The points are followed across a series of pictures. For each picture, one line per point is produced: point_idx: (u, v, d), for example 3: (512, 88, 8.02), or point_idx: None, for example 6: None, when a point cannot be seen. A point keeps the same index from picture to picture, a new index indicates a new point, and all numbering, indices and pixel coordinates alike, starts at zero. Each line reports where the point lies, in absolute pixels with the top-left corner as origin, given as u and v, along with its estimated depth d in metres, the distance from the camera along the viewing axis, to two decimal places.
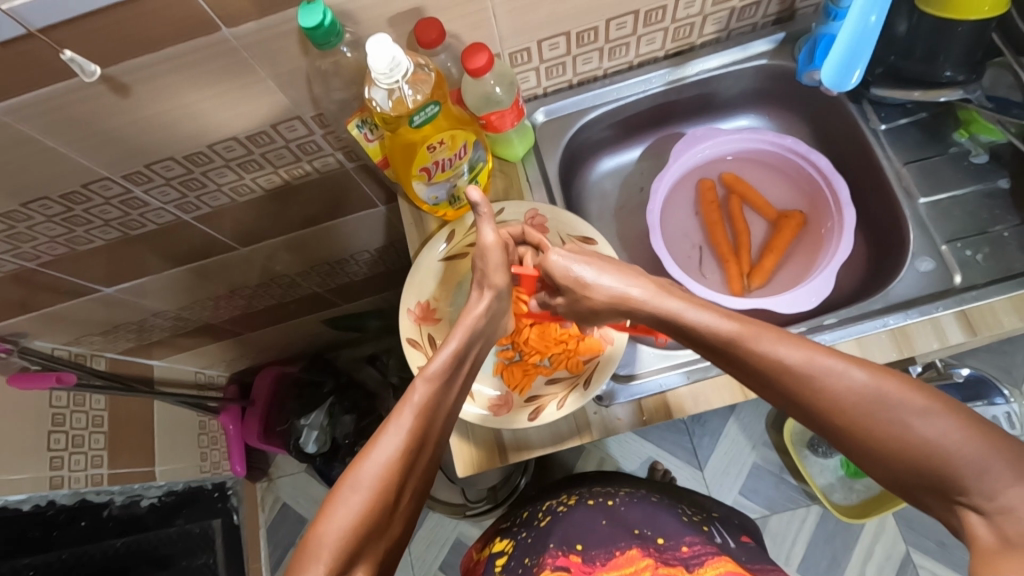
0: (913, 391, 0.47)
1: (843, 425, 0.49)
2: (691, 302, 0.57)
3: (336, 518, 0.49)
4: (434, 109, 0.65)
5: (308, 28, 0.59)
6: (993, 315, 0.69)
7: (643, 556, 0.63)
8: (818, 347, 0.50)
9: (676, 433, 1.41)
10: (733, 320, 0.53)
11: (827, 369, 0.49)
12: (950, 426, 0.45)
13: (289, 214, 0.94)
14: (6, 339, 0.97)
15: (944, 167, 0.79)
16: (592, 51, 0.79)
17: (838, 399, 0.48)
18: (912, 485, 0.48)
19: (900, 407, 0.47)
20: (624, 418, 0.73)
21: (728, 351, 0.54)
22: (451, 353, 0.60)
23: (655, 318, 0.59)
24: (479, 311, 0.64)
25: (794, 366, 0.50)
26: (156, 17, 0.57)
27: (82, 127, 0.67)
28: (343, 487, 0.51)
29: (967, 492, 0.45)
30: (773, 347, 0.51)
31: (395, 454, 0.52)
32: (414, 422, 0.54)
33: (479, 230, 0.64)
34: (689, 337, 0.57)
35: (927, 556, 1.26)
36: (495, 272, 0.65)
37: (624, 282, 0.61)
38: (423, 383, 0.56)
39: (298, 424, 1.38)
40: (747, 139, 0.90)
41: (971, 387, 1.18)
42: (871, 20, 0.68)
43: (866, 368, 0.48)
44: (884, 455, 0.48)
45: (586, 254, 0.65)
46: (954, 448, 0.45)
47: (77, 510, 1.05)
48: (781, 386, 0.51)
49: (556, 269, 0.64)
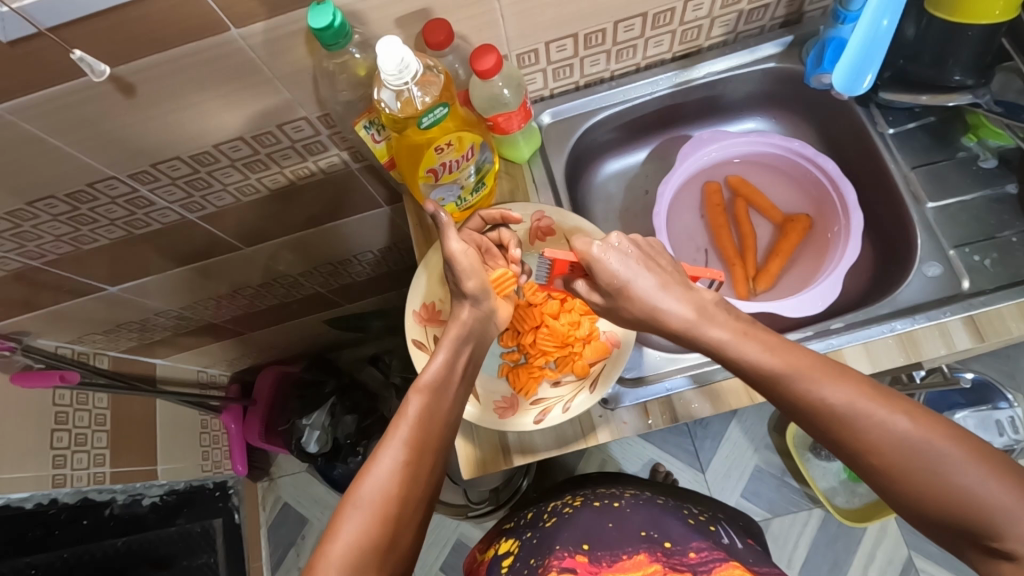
0: (955, 441, 0.47)
1: (882, 469, 0.49)
2: (736, 331, 0.55)
3: (341, 535, 0.51)
4: (442, 111, 0.65)
5: (318, 29, 0.58)
6: (1001, 321, 0.69)
7: (651, 561, 0.62)
8: (863, 389, 0.50)
9: (678, 435, 1.41)
10: (776, 355, 0.53)
11: (870, 413, 0.49)
12: (988, 477, 0.45)
13: (293, 214, 0.94)
14: (10, 337, 0.96)
15: (952, 172, 0.79)
16: (599, 53, 0.79)
17: (877, 444, 0.48)
18: (943, 531, 0.48)
19: (940, 455, 0.47)
20: (630, 422, 0.73)
21: (770, 385, 0.53)
22: (440, 363, 0.61)
23: (699, 347, 0.57)
24: (463, 317, 0.65)
25: (837, 409, 0.50)
26: (164, 18, 0.57)
27: (88, 127, 0.67)
28: (347, 504, 0.53)
29: (999, 537, 0.45)
30: (817, 387, 0.50)
31: (394, 468, 0.54)
32: (409, 433, 0.56)
33: (445, 239, 0.64)
34: (731, 366, 0.56)
35: (928, 561, 1.26)
36: (466, 280, 0.65)
37: (670, 299, 0.57)
38: (415, 396, 0.59)
39: (300, 423, 1.37)
40: (755, 143, 0.89)
41: (975, 391, 1.19)
42: (883, 24, 0.68)
43: (910, 416, 0.48)
44: (920, 501, 0.48)
45: (634, 252, 0.59)
46: (992, 499, 0.45)
47: (79, 509, 1.05)
48: (822, 425, 0.51)
49: (604, 270, 0.59)
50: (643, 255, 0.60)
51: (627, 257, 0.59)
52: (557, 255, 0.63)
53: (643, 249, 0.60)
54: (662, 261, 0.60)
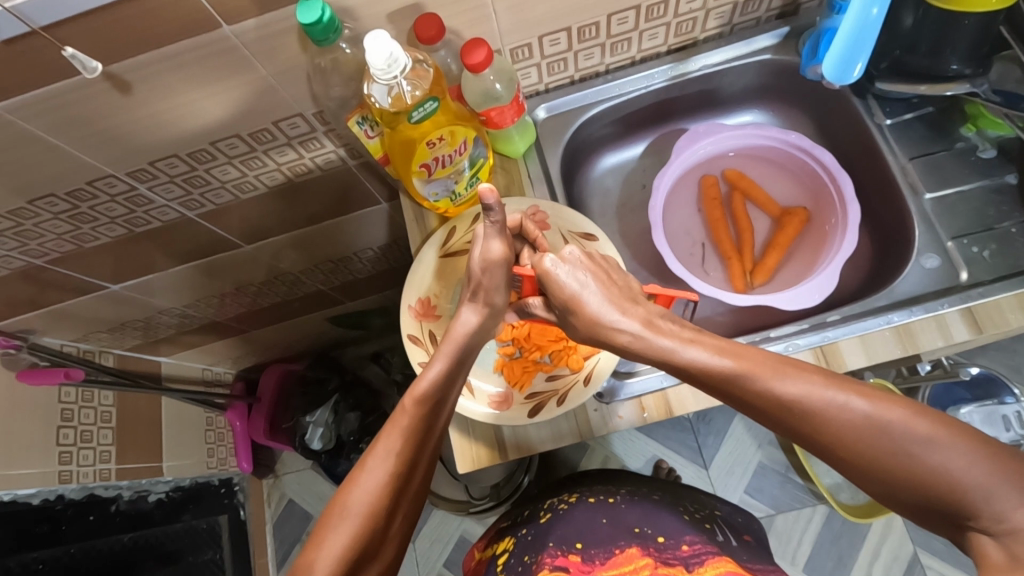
0: (916, 417, 0.47)
1: (850, 457, 0.49)
2: (683, 339, 0.55)
3: (327, 546, 0.52)
4: (433, 105, 0.66)
5: (307, 24, 0.59)
6: (998, 312, 0.68)
7: (642, 555, 0.62)
8: (815, 378, 0.50)
9: (681, 431, 1.40)
10: (727, 356, 0.53)
11: (826, 401, 0.49)
12: (954, 450, 0.45)
13: (293, 211, 0.95)
14: (16, 335, 0.98)
15: (951, 163, 0.78)
16: (593, 47, 0.79)
17: (839, 430, 0.49)
18: (923, 512, 0.48)
19: (903, 433, 0.47)
20: (625, 415, 0.73)
21: (726, 387, 0.53)
22: (438, 374, 0.60)
23: (645, 359, 0.57)
24: (469, 324, 0.64)
25: (793, 401, 0.50)
26: (156, 15, 0.57)
27: (85, 125, 0.68)
28: (334, 513, 0.54)
29: (977, 515, 0.45)
30: (771, 382, 0.51)
31: (381, 481, 0.55)
32: (401, 445, 0.57)
33: (485, 240, 0.63)
34: (681, 374, 0.55)
35: (935, 557, 1.25)
36: (496, 292, 0.65)
37: (613, 313, 0.58)
38: (412, 405, 0.58)
39: (303, 421, 1.39)
40: (751, 135, 0.89)
41: (980, 385, 1.16)
42: (873, 12, 0.67)
43: (866, 398, 0.48)
44: (896, 484, 0.48)
45: (584, 264, 0.61)
46: (962, 476, 0.45)
47: (86, 504, 1.05)
48: (782, 419, 0.51)
49: (555, 282, 0.60)
50: (595, 265, 0.62)
51: (577, 267, 0.61)
52: (522, 272, 0.66)
53: (594, 261, 0.62)
54: (616, 274, 0.63)
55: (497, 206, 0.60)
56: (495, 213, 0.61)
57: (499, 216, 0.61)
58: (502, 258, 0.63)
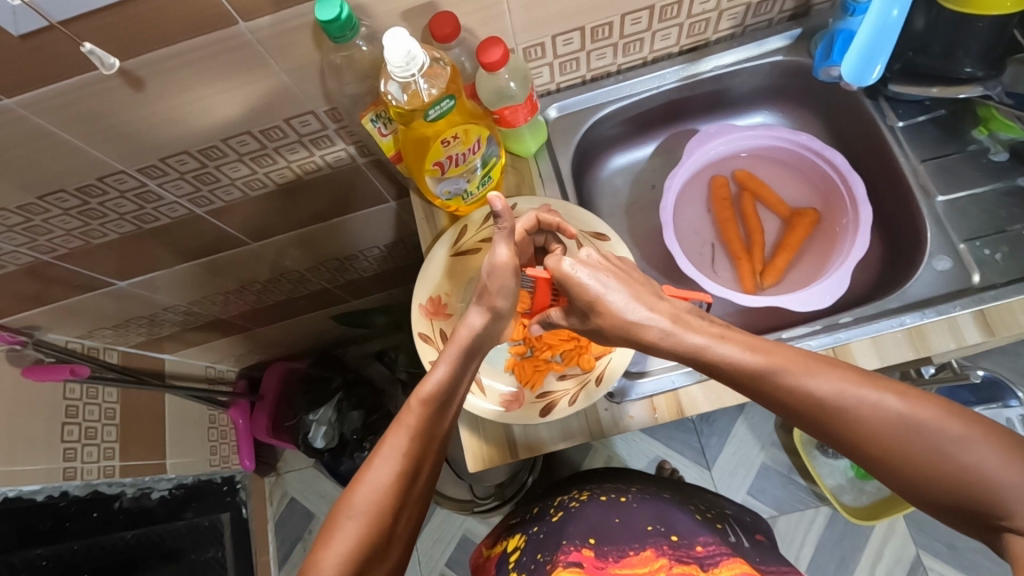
0: (949, 418, 0.47)
1: (883, 456, 0.49)
2: (713, 335, 0.55)
3: (334, 544, 0.52)
4: (449, 104, 0.66)
5: (324, 21, 0.59)
6: (1011, 314, 0.68)
7: (658, 556, 0.62)
8: (849, 376, 0.50)
9: (684, 432, 1.40)
10: (757, 353, 0.53)
11: (861, 398, 0.49)
12: (987, 448, 0.46)
13: (302, 209, 0.95)
14: (22, 331, 0.98)
15: (963, 165, 0.79)
16: (605, 47, 0.79)
17: (873, 429, 0.49)
18: (948, 512, 0.48)
19: (936, 432, 0.47)
20: (636, 415, 0.73)
21: (756, 384, 0.53)
22: (443, 376, 0.60)
23: (673, 355, 0.56)
24: (475, 325, 0.63)
25: (825, 397, 0.50)
26: (173, 10, 0.57)
27: (98, 120, 0.68)
28: (341, 512, 0.54)
29: (1010, 516, 0.44)
30: (804, 379, 0.51)
31: (388, 479, 0.55)
32: (407, 444, 0.57)
33: (495, 246, 0.62)
34: (712, 370, 0.55)
35: (937, 559, 1.25)
36: (497, 296, 0.63)
37: (641, 310, 0.57)
38: (418, 406, 0.58)
39: (306, 419, 1.37)
40: (763, 136, 0.89)
41: (984, 388, 1.16)
42: (894, 14, 0.68)
43: (901, 396, 0.49)
44: (928, 485, 0.48)
45: (600, 268, 0.60)
46: (996, 476, 0.45)
47: (89, 501, 1.05)
48: (814, 418, 0.51)
49: (576, 285, 0.59)
50: (608, 267, 0.61)
51: (595, 271, 0.60)
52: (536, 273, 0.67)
53: (609, 263, 0.61)
54: (630, 274, 0.62)
55: (505, 212, 0.60)
56: (505, 221, 0.61)
57: (508, 221, 0.61)
58: (509, 263, 0.62)
